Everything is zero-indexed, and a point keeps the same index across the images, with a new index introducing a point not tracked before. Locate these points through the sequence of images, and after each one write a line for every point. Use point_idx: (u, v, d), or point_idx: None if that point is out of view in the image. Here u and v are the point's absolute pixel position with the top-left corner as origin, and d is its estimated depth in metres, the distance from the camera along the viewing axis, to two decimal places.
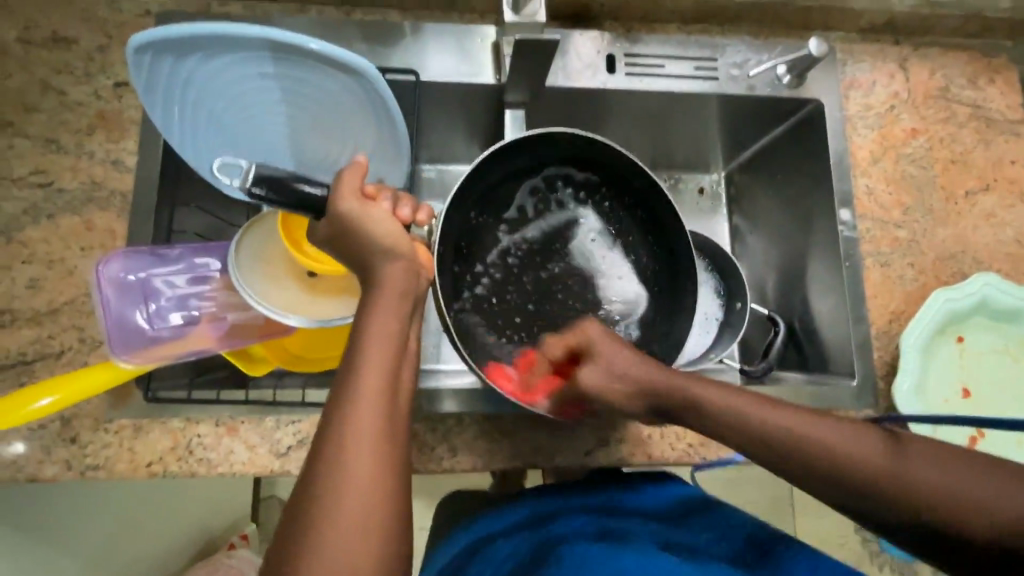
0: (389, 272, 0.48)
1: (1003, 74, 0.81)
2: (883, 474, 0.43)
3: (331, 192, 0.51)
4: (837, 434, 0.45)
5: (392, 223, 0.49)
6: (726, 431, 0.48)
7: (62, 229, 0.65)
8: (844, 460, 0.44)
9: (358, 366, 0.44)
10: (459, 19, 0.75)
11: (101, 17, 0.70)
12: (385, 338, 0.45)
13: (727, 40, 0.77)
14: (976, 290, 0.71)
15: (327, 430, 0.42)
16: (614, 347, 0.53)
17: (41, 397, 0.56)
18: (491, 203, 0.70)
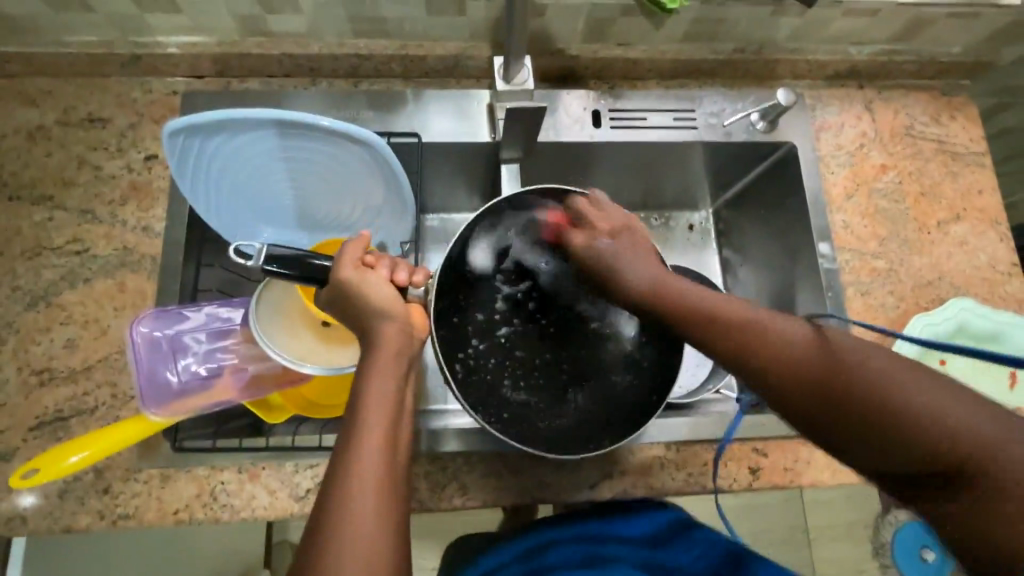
0: (387, 335, 0.53)
1: (963, 111, 0.87)
2: (803, 348, 0.48)
3: (333, 263, 0.56)
4: (773, 325, 0.51)
5: (387, 289, 0.54)
6: (673, 315, 0.57)
7: (96, 292, 0.70)
8: (772, 341, 0.50)
9: (359, 425, 0.48)
10: (456, 83, 0.82)
11: (132, 97, 0.77)
12: (385, 392, 0.50)
13: (703, 92, 0.83)
14: (952, 315, 0.76)
15: (331, 489, 0.45)
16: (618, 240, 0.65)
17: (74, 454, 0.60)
18: (490, 252, 0.70)
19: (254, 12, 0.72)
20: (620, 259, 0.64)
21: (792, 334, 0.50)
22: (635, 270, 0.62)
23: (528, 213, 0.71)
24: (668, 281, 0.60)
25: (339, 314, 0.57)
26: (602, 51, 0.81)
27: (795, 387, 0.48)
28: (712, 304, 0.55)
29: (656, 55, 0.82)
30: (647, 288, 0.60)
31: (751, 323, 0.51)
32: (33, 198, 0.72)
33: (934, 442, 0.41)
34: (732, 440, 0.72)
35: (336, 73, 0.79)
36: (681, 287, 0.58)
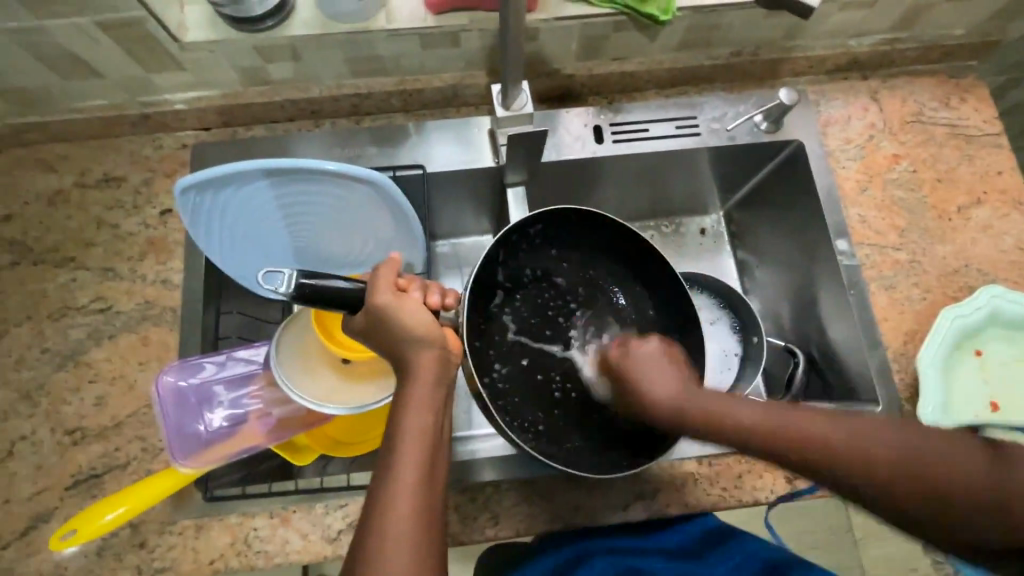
0: (422, 362, 0.52)
1: (973, 92, 0.85)
2: (893, 473, 0.48)
3: (367, 287, 0.55)
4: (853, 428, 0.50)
5: (424, 311, 0.54)
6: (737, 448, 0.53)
7: (122, 348, 0.71)
8: (846, 454, 0.49)
9: (397, 461, 0.48)
10: (457, 112, 0.83)
11: (145, 155, 0.79)
12: (421, 431, 0.49)
13: (703, 98, 0.83)
14: (985, 302, 0.72)
15: (373, 524, 0.46)
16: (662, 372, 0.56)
17: (111, 510, 0.61)
18: (505, 268, 0.69)
19: (254, 63, 0.74)
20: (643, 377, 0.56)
21: (861, 432, 0.50)
22: (650, 372, 0.56)
23: (536, 233, 0.70)
24: (679, 388, 0.55)
25: (371, 341, 0.56)
26: (598, 68, 0.81)
27: (881, 483, 0.49)
28: (757, 418, 0.52)
29: (654, 66, 0.82)
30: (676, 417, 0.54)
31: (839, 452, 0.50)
32: (56, 261, 0.74)
33: (979, 504, 0.47)
34: None
35: (338, 113, 0.81)
36: (710, 395, 0.54)
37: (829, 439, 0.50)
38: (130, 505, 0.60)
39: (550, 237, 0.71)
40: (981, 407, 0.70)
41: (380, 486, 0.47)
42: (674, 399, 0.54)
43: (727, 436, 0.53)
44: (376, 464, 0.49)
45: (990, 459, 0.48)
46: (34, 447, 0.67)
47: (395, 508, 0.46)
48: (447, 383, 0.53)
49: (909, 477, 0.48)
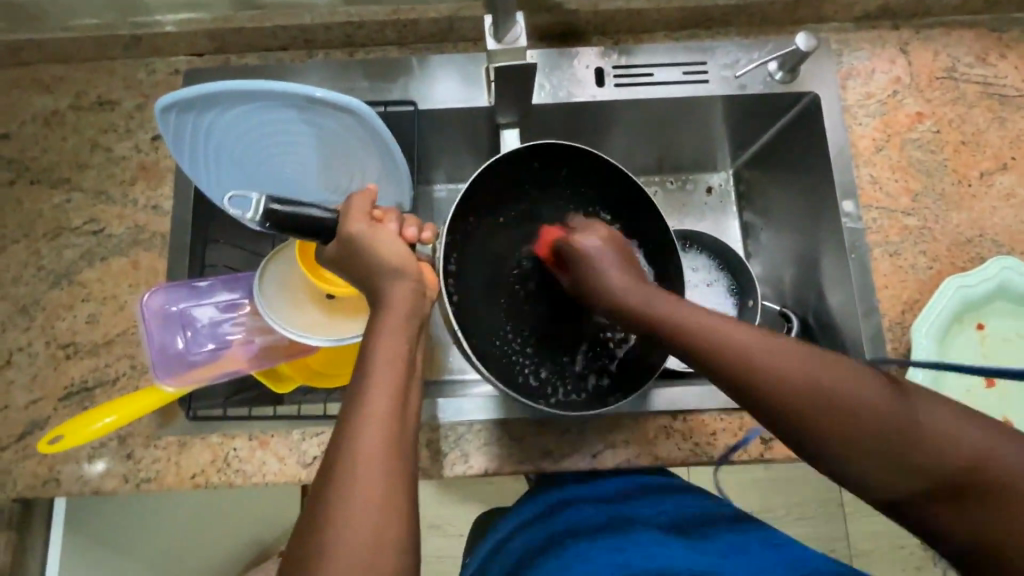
0: (398, 294, 0.53)
1: (1015, 49, 0.78)
2: (961, 461, 0.43)
3: (343, 217, 0.56)
4: (895, 412, 0.45)
5: (398, 244, 0.55)
6: (787, 407, 0.47)
7: (113, 270, 0.73)
8: (905, 441, 0.45)
9: (368, 387, 0.48)
10: (454, 47, 0.79)
11: (138, 79, 0.78)
12: (392, 358, 0.50)
13: (715, 42, 0.78)
14: (991, 275, 0.68)
15: (342, 445, 0.46)
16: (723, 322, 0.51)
17: (103, 417, 0.63)
18: (493, 205, 0.71)
19: None
20: (705, 317, 0.51)
21: (933, 430, 0.45)
22: (739, 339, 0.49)
23: (518, 167, 0.70)
24: (763, 359, 0.48)
25: (338, 268, 0.57)
26: (603, 4, 0.76)
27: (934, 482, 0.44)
28: (833, 393, 0.46)
29: (663, 5, 0.76)
30: (738, 358, 0.48)
31: (900, 436, 0.45)
32: (52, 181, 0.75)
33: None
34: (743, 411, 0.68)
35: (331, 43, 0.78)
36: (787, 356, 0.48)
37: (897, 427, 0.45)
38: (118, 414, 0.62)
39: (536, 172, 0.71)
40: (975, 383, 0.67)
41: (349, 416, 0.47)
42: (732, 346, 0.49)
43: (801, 402, 0.47)
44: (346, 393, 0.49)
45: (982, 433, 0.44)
46: (31, 359, 0.70)
47: (367, 431, 0.46)
48: (421, 319, 0.54)
49: (975, 504, 0.43)
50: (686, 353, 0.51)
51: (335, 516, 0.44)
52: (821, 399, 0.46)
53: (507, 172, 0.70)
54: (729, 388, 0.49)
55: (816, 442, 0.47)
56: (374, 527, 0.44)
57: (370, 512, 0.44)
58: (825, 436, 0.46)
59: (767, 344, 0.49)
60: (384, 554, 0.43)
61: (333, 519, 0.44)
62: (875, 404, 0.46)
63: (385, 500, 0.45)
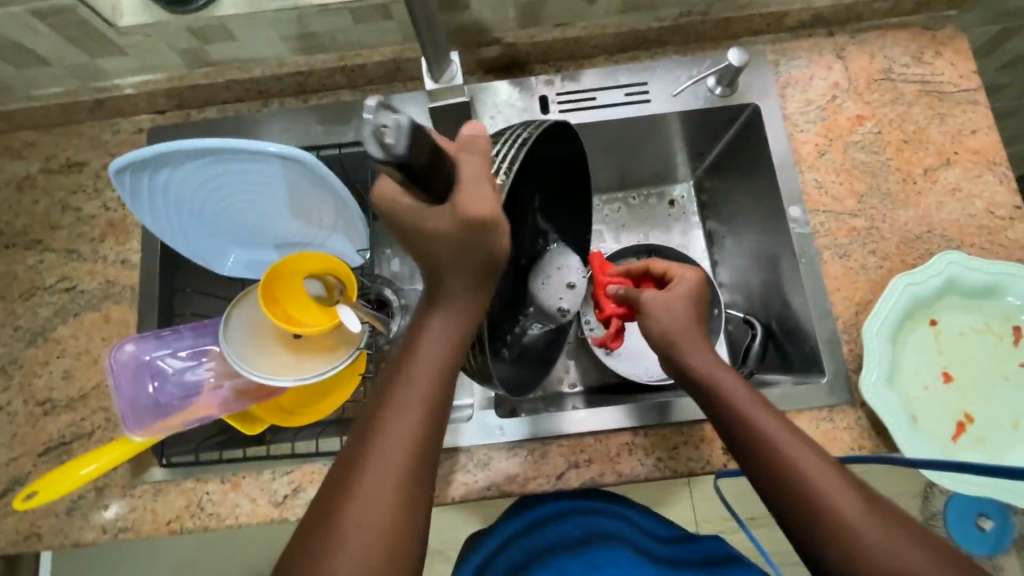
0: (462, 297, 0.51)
1: (950, 45, 0.79)
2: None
3: (464, 178, 0.46)
4: (889, 524, 0.49)
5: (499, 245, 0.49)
6: (794, 490, 0.52)
7: (86, 325, 0.76)
8: (885, 552, 0.47)
9: (405, 391, 0.49)
10: (403, 87, 0.82)
11: (104, 140, 0.82)
12: (432, 365, 0.50)
13: (655, 62, 0.80)
14: (939, 270, 0.68)
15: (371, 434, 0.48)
16: (766, 413, 0.56)
17: (87, 465, 0.65)
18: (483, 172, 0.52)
19: (193, 45, 0.75)
20: (748, 402, 0.57)
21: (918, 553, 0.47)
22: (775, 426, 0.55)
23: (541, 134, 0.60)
24: (791, 453, 0.53)
25: (405, 227, 0.49)
26: (540, 35, 0.79)
27: None
28: (832, 499, 0.50)
29: (600, 31, 0.79)
30: (769, 444, 0.54)
31: (883, 541, 0.48)
32: (26, 244, 0.78)
33: None
34: (704, 421, 0.69)
35: (285, 92, 0.81)
36: (811, 460, 0.53)
37: (885, 543, 0.48)
38: (96, 463, 0.64)
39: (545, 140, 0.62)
40: (932, 378, 0.67)
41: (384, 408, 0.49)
42: (765, 432, 0.55)
43: (794, 488, 0.52)
44: (389, 383, 0.51)
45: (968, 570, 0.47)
46: (9, 417, 0.73)
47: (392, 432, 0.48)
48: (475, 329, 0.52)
49: None
50: (715, 412, 0.59)
51: (344, 522, 0.45)
52: (821, 497, 0.50)
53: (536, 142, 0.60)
54: (748, 465, 0.56)
55: (804, 531, 0.51)
56: (370, 545, 0.44)
57: (376, 529, 0.45)
58: (816, 528, 0.50)
59: (800, 439, 0.54)
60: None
61: (338, 525, 0.45)
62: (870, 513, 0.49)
63: (391, 524, 0.45)
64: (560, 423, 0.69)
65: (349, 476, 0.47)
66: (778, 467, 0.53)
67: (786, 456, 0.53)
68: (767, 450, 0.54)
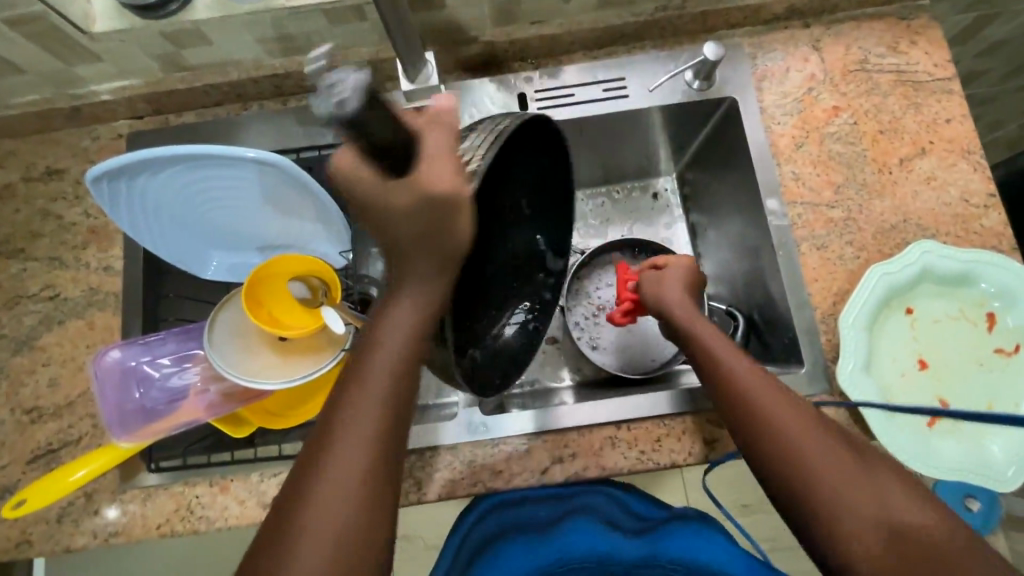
0: (427, 269, 0.49)
1: (925, 34, 0.80)
2: (890, 507, 0.49)
3: (419, 152, 0.46)
4: (855, 461, 0.51)
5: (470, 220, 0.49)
6: (768, 434, 0.53)
7: (70, 333, 0.76)
8: (851, 482, 0.50)
9: (379, 340, 0.49)
10: (381, 87, 0.81)
11: (84, 147, 0.81)
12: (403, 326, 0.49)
13: (632, 58, 0.80)
14: (914, 259, 0.69)
15: (354, 378, 0.49)
16: (739, 359, 0.57)
17: (77, 470, 0.66)
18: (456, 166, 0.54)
19: (168, 50, 0.74)
20: (723, 352, 0.58)
21: (880, 486, 0.50)
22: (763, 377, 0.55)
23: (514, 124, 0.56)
24: (771, 397, 0.54)
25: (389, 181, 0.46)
26: (516, 33, 0.79)
27: (865, 524, 0.48)
28: (807, 436, 0.52)
29: (577, 27, 0.79)
30: (755, 388, 0.55)
31: (854, 474, 0.50)
32: (8, 252, 0.78)
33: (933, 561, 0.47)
34: (686, 414, 0.70)
35: (264, 94, 0.81)
36: (787, 408, 0.53)
37: (853, 478, 0.50)
38: (86, 468, 0.65)
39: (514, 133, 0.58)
40: (907, 366, 0.68)
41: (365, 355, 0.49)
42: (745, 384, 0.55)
43: (771, 429, 0.53)
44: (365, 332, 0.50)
45: (927, 506, 0.50)
46: None
47: (371, 382, 0.48)
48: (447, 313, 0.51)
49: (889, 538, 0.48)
50: (699, 365, 0.59)
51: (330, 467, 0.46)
52: (797, 439, 0.52)
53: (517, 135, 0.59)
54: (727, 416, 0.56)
55: (774, 469, 0.52)
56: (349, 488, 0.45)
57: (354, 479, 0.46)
58: (789, 464, 0.51)
59: (779, 391, 0.55)
60: (364, 560, 0.45)
61: (318, 485, 0.45)
62: (840, 450, 0.51)
63: (369, 505, 0.46)
64: (552, 419, 0.70)
65: (306, 482, 0.46)
66: (755, 417, 0.54)
67: (763, 411, 0.54)
68: (743, 399, 0.55)
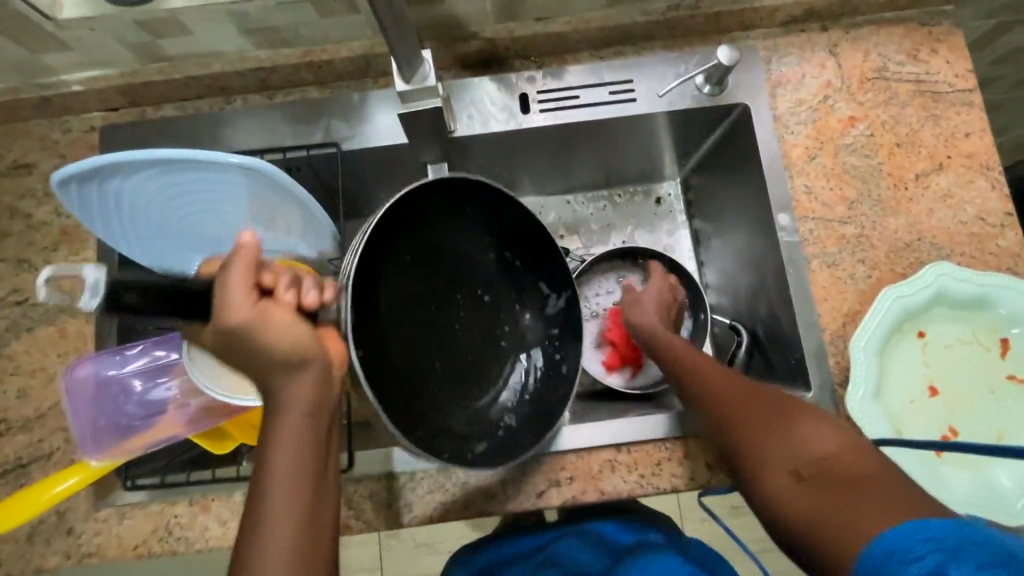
0: (305, 398, 0.47)
1: (946, 42, 0.76)
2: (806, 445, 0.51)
3: (218, 298, 0.46)
4: (772, 412, 0.56)
5: (293, 329, 0.46)
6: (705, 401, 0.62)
7: (40, 340, 0.71)
8: (768, 428, 0.55)
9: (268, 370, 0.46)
10: (374, 83, 0.77)
11: (53, 140, 0.76)
12: (298, 403, 0.47)
13: (642, 58, 0.76)
14: (930, 281, 0.66)
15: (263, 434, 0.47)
16: (698, 355, 0.67)
17: (64, 481, 0.62)
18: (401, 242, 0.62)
19: (143, 39, 0.69)
20: (680, 348, 0.69)
21: (796, 428, 0.53)
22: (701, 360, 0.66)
23: (433, 193, 0.62)
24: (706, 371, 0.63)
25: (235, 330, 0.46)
26: (519, 30, 0.74)
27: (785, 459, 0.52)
28: (736, 398, 0.59)
29: (583, 25, 0.74)
30: (695, 369, 0.65)
31: (774, 421, 0.55)
32: None
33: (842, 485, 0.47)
34: (688, 438, 0.67)
35: (248, 88, 0.76)
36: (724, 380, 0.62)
37: (772, 423, 0.55)
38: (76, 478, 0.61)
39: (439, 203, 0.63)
40: (917, 392, 0.66)
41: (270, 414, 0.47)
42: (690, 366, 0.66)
43: (709, 394, 0.61)
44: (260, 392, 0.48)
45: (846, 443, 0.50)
46: None
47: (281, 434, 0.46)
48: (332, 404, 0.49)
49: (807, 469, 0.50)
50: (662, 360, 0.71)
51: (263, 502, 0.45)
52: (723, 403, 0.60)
53: (441, 202, 0.63)
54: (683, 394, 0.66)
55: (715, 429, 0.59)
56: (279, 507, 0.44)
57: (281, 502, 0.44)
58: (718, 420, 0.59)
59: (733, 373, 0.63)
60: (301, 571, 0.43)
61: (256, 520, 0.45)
62: (764, 401, 0.57)
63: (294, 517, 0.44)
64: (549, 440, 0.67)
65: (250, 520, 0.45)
66: (698, 390, 0.63)
67: (701, 382, 0.63)
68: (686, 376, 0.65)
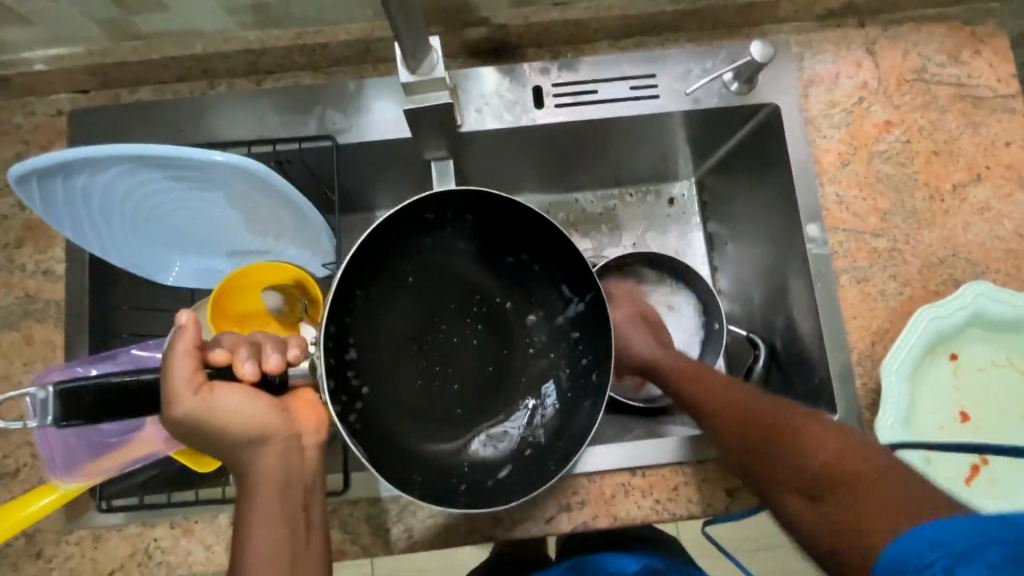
0: (271, 474, 0.48)
1: (990, 43, 0.71)
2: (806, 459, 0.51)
3: (163, 386, 0.46)
4: (771, 430, 0.55)
5: (245, 408, 0.47)
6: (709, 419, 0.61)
7: (3, 346, 0.65)
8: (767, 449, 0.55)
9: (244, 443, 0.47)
10: (373, 70, 0.70)
11: (15, 123, 0.68)
12: (270, 470, 0.48)
13: (666, 51, 0.70)
14: (967, 302, 0.62)
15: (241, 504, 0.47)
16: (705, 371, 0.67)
17: (41, 498, 0.57)
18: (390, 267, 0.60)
19: (116, 14, 0.62)
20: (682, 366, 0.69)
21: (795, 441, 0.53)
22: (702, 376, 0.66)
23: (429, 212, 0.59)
24: (704, 389, 0.64)
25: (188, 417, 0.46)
26: (535, 16, 0.68)
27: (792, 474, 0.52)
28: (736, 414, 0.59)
29: (604, 13, 0.68)
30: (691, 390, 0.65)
31: (775, 436, 0.54)
32: None
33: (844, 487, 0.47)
34: (706, 462, 0.64)
35: (234, 72, 0.69)
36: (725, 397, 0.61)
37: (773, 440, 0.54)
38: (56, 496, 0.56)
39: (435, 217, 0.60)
40: (948, 418, 0.63)
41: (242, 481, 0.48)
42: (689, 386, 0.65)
43: (713, 412, 0.61)
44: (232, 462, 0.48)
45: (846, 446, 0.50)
46: None
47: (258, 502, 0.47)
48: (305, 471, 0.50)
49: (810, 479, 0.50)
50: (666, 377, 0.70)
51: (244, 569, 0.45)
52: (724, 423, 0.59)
53: (438, 219, 0.60)
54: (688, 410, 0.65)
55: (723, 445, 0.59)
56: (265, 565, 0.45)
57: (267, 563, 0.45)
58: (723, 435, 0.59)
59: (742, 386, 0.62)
60: None
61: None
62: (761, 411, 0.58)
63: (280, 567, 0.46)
64: None
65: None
66: (700, 409, 0.63)
67: (699, 399, 0.63)
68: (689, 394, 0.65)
